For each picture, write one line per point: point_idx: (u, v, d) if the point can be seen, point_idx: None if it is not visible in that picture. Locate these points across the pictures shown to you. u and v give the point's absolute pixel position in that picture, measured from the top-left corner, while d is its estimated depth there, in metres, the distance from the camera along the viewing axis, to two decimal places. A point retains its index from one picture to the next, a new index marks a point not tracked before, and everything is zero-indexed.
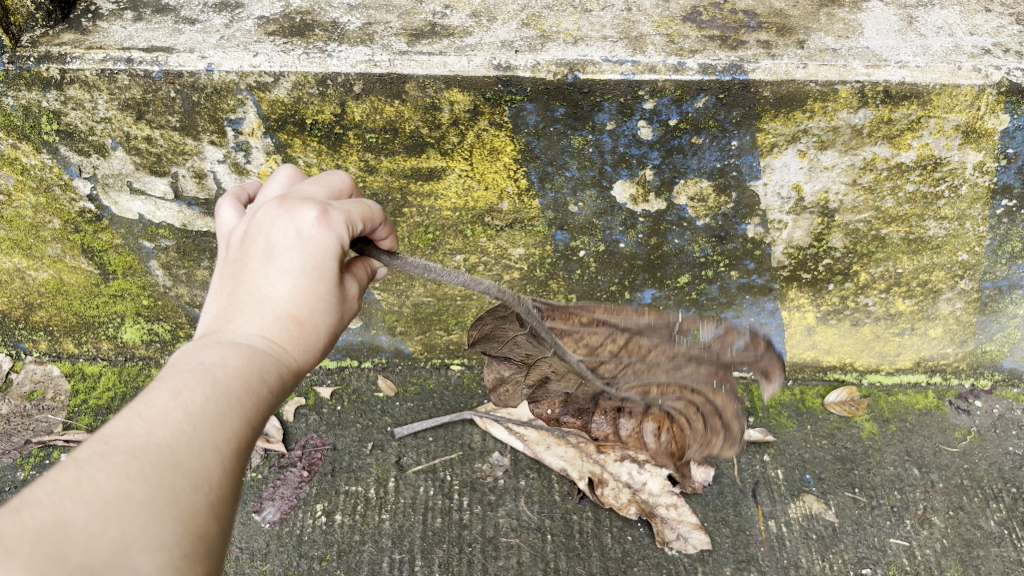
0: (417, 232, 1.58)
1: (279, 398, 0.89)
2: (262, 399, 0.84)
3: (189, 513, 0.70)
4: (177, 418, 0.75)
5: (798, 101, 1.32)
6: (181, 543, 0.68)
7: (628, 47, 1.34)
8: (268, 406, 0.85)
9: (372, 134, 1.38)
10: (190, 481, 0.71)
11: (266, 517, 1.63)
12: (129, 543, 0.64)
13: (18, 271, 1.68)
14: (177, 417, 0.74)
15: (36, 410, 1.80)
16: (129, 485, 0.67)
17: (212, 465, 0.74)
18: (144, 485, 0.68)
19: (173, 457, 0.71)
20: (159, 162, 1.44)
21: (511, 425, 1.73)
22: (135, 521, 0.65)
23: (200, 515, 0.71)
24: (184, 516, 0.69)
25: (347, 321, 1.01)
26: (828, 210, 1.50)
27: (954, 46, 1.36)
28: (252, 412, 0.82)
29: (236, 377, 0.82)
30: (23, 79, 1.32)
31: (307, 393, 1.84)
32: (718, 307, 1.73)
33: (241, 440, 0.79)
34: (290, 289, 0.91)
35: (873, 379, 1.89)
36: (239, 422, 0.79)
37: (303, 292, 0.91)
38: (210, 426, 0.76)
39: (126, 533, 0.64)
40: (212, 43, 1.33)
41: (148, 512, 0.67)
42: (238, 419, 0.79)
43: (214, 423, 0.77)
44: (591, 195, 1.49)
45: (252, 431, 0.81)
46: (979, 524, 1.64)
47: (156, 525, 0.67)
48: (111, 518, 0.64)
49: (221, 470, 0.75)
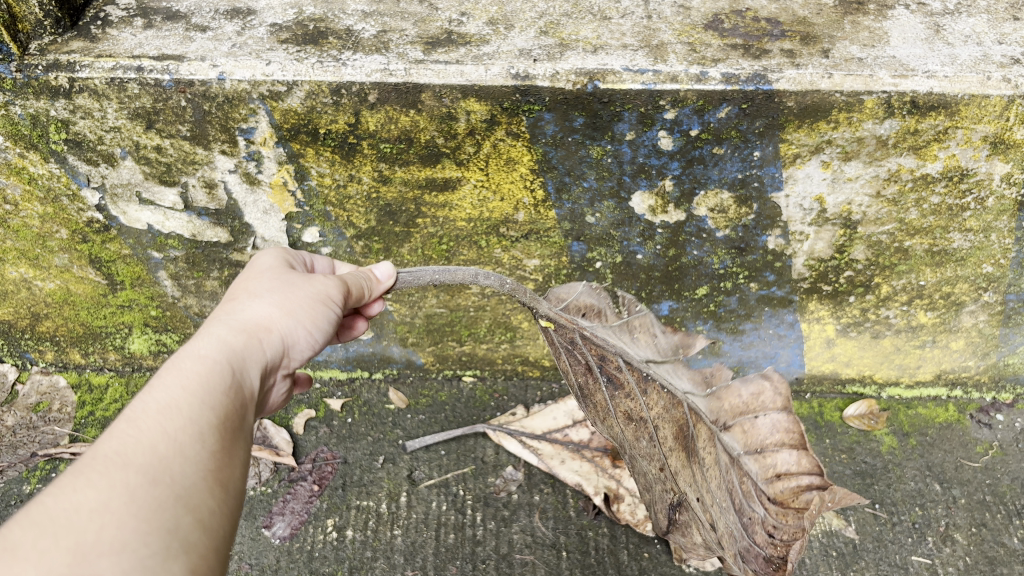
0: (430, 243, 1.55)
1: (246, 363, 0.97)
2: (214, 378, 0.89)
3: (154, 509, 0.72)
4: (122, 428, 0.78)
5: (823, 111, 1.29)
6: (148, 540, 0.69)
7: (649, 56, 1.31)
8: (229, 382, 0.90)
9: (386, 144, 1.35)
10: (145, 477, 0.73)
11: (277, 533, 1.61)
12: (86, 551, 0.66)
13: (24, 281, 1.66)
14: (122, 428, 0.78)
15: (42, 421, 1.77)
16: (80, 497, 0.69)
17: (169, 457, 0.77)
18: (95, 493, 0.70)
19: (123, 461, 0.74)
20: (168, 172, 1.41)
21: (525, 439, 1.70)
22: (88, 527, 0.67)
23: (166, 507, 0.73)
24: (146, 513, 0.71)
25: (321, 288, 1.12)
26: (851, 221, 1.47)
27: (983, 55, 1.33)
28: (204, 393, 0.86)
29: (178, 370, 0.87)
30: (31, 88, 1.29)
31: (318, 405, 1.82)
32: (737, 319, 1.70)
33: (200, 424, 0.82)
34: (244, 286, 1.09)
35: (892, 393, 1.85)
36: (192, 406, 0.83)
37: (255, 283, 1.10)
38: (161, 420, 0.80)
39: (81, 541, 0.66)
40: (223, 51, 1.30)
41: (102, 517, 0.69)
42: (188, 402, 0.83)
43: (166, 414, 0.80)
44: (609, 206, 1.46)
45: (215, 409, 0.85)
46: (1003, 542, 1.61)
47: (114, 528, 0.68)
48: (60, 531, 0.66)
49: (182, 459, 0.77)
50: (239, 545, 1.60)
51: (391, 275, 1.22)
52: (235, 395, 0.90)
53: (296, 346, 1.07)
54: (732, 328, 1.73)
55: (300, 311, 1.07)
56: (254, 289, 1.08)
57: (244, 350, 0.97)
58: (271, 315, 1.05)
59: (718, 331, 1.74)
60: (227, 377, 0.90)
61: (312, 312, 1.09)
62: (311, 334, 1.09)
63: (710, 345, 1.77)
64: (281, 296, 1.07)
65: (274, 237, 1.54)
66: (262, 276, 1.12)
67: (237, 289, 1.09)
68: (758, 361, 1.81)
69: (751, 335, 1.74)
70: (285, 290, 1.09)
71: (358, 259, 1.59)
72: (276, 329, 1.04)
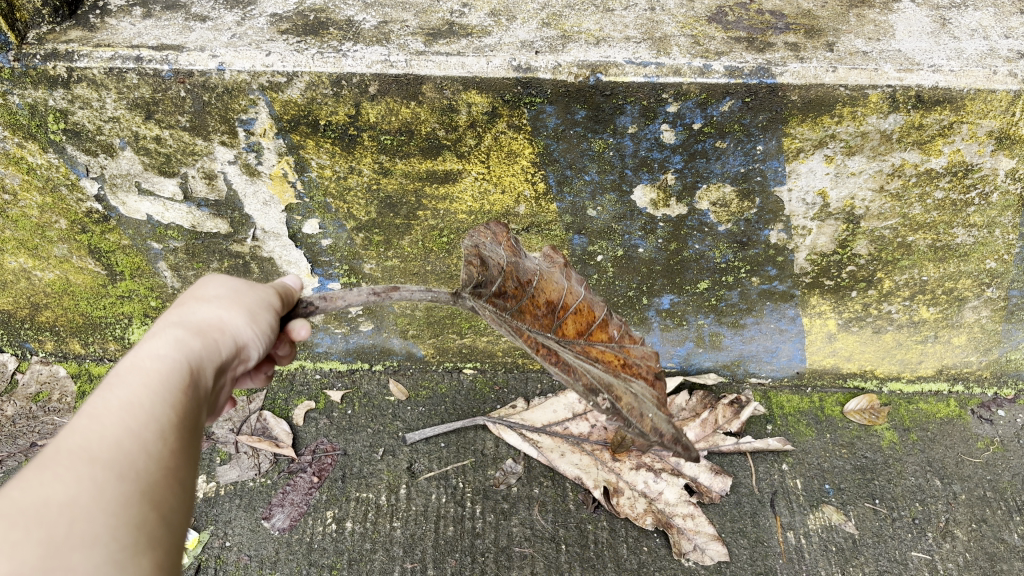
0: (431, 235, 1.54)
1: (197, 366, 0.88)
2: (173, 375, 0.84)
3: (121, 505, 0.69)
4: (81, 424, 0.74)
5: (827, 105, 1.28)
6: (118, 534, 0.67)
7: (651, 48, 1.30)
8: (184, 380, 0.85)
9: (386, 136, 1.34)
10: (112, 473, 0.71)
11: (276, 524, 1.61)
12: (58, 545, 0.63)
13: (24, 271, 1.65)
14: (83, 423, 0.75)
15: (41, 411, 1.77)
16: (48, 490, 0.67)
17: (133, 453, 0.74)
18: (64, 488, 0.67)
19: (88, 455, 0.71)
20: (168, 163, 1.40)
21: (526, 432, 1.71)
22: (59, 521, 0.65)
23: (133, 503, 0.70)
24: (115, 508, 0.69)
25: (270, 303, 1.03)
26: (854, 216, 1.46)
27: (989, 49, 1.32)
28: (164, 390, 0.82)
29: (136, 366, 0.83)
30: (29, 78, 1.28)
31: (318, 396, 1.83)
32: (738, 313, 1.70)
33: (162, 421, 0.79)
34: (193, 298, 0.99)
35: (894, 387, 1.87)
36: (152, 404, 0.80)
37: (201, 298, 0.99)
38: (122, 417, 0.76)
39: (52, 534, 0.64)
40: (223, 41, 1.29)
41: (72, 510, 0.66)
42: (149, 399, 0.80)
43: (126, 411, 0.77)
44: (611, 199, 1.45)
45: (174, 408, 0.81)
46: (1003, 538, 1.61)
47: (85, 522, 0.66)
48: (32, 524, 0.64)
49: (144, 456, 0.74)
50: (238, 536, 1.60)
51: (298, 280, 1.15)
52: (193, 393, 0.86)
53: (250, 350, 0.99)
54: (733, 322, 1.73)
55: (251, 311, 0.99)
56: (204, 295, 1.00)
57: (201, 349, 0.91)
58: (224, 316, 0.96)
59: (719, 325, 1.74)
60: (185, 373, 0.86)
61: (265, 322, 1.00)
62: (263, 340, 1.00)
63: (710, 339, 1.78)
64: (229, 300, 1.00)
65: (274, 229, 1.54)
66: (210, 284, 1.03)
67: (185, 300, 0.99)
68: (760, 355, 1.81)
69: (752, 330, 1.75)
70: (234, 296, 1.01)
71: (359, 251, 1.59)
72: (230, 330, 0.95)
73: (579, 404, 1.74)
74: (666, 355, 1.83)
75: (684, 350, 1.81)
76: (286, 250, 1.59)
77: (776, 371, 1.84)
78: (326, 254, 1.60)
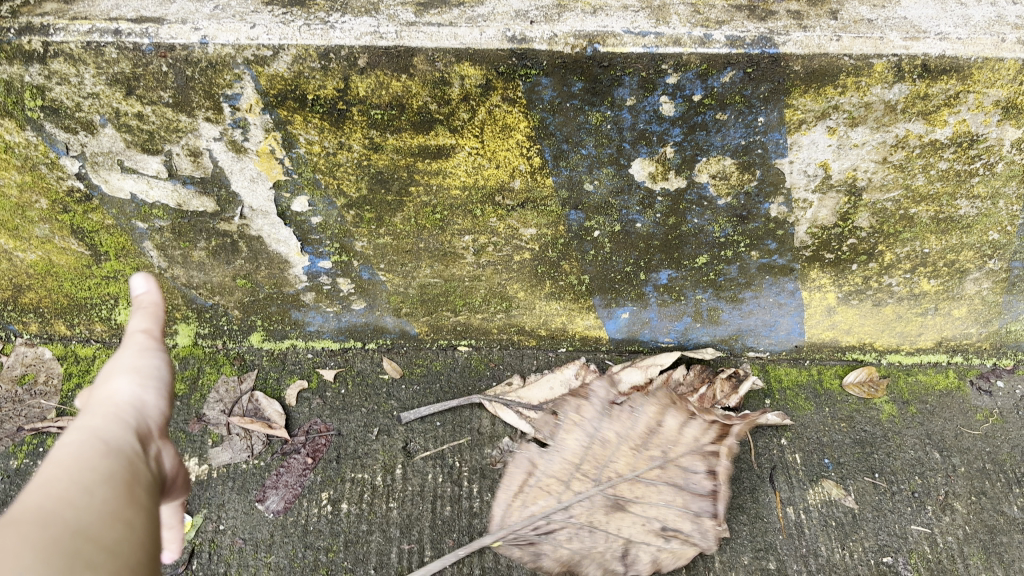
0: (424, 212, 1.51)
1: (108, 429, 0.78)
2: (83, 438, 0.74)
3: (54, 539, 0.59)
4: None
5: (830, 75, 1.24)
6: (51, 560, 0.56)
7: (650, 17, 1.25)
8: (100, 440, 0.75)
9: (377, 111, 1.29)
10: (35, 517, 0.60)
11: (270, 507, 1.59)
12: None
13: (5, 252, 1.61)
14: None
15: (28, 394, 1.74)
16: None
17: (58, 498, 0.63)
18: None
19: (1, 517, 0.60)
20: (151, 140, 1.35)
21: (522, 410, 1.72)
22: None
23: (68, 536, 0.59)
24: (44, 542, 0.58)
25: (151, 361, 0.94)
26: (856, 188, 1.43)
27: (997, 16, 1.27)
28: (76, 449, 0.71)
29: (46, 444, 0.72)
30: (4, 53, 1.22)
31: (310, 375, 1.80)
32: (736, 288, 1.68)
33: (88, 469, 0.68)
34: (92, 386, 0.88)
35: (892, 359, 1.86)
36: (70, 458, 0.69)
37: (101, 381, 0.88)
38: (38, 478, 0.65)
39: None
40: (205, 13, 1.24)
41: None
42: (64, 457, 0.69)
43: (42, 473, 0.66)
44: (608, 173, 1.41)
45: (98, 459, 0.71)
46: (1002, 510, 1.62)
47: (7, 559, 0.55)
48: None
49: (78, 497, 0.64)
50: (232, 519, 1.57)
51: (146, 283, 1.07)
52: (117, 447, 0.75)
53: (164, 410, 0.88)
54: (731, 297, 1.71)
55: (142, 374, 0.90)
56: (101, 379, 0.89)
57: (109, 417, 0.80)
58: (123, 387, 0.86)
59: (717, 300, 1.72)
60: (97, 435, 0.75)
61: (160, 382, 0.90)
62: (162, 392, 0.90)
63: (708, 314, 1.76)
64: (131, 371, 0.90)
65: (262, 207, 1.49)
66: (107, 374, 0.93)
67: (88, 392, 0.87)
68: (758, 329, 1.79)
69: (751, 304, 1.72)
70: (134, 364, 0.91)
71: (350, 228, 1.55)
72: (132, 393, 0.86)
73: (575, 380, 1.79)
74: (663, 330, 1.81)
75: (681, 325, 1.79)
76: (275, 228, 1.54)
77: (774, 345, 1.83)
78: (317, 232, 1.56)
